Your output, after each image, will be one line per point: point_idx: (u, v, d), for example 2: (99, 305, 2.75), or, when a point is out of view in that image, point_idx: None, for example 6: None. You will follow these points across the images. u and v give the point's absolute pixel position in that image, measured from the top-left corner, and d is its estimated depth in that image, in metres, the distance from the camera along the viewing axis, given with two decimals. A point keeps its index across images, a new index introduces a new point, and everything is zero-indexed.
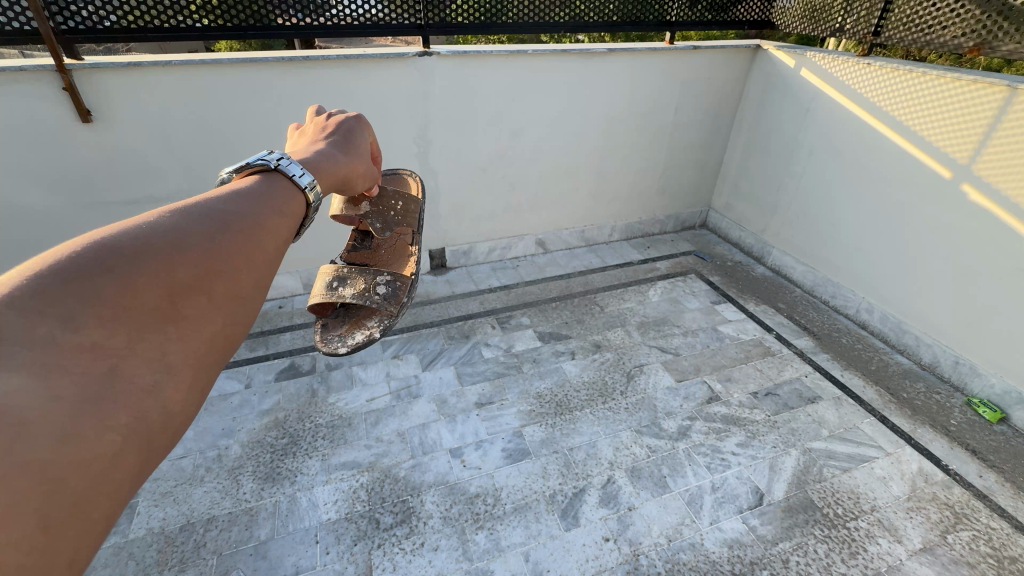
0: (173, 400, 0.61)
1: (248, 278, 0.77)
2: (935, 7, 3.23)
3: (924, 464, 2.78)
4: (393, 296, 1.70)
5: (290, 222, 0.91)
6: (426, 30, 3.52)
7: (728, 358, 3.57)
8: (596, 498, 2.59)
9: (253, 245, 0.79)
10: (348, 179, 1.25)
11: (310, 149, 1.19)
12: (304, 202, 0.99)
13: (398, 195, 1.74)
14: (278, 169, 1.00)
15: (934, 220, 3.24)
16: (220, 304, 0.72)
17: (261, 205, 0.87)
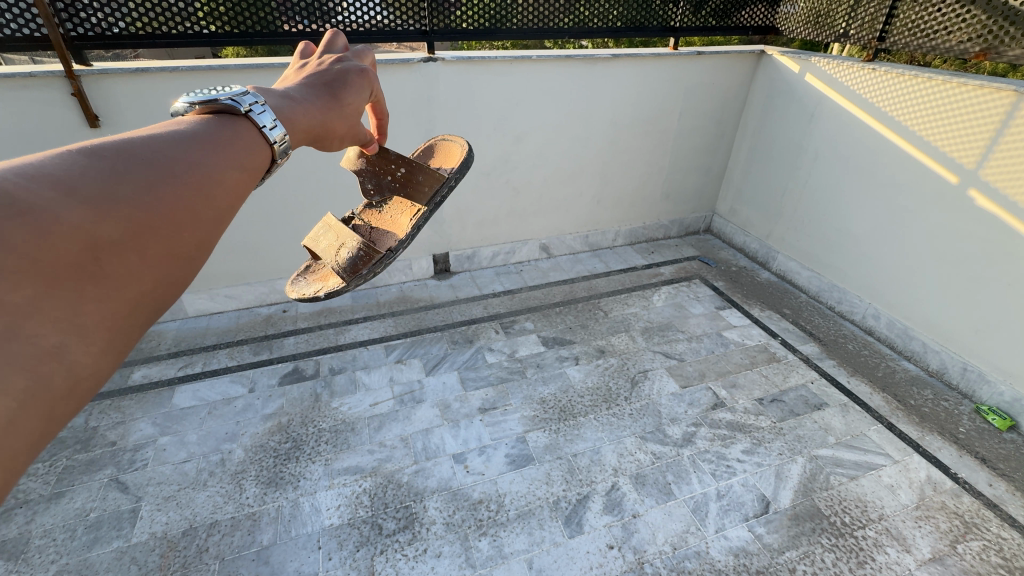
0: (83, 363, 0.53)
1: (191, 236, 0.68)
2: (941, 12, 3.22)
3: (933, 472, 2.75)
4: (350, 265, 1.47)
5: (251, 180, 0.81)
6: (430, 35, 3.54)
7: (733, 364, 3.54)
8: (600, 504, 2.57)
9: (200, 201, 0.70)
10: (324, 136, 1.11)
11: (287, 92, 1.04)
12: (271, 155, 0.89)
13: (401, 159, 1.49)
14: (248, 116, 0.88)
15: (940, 225, 3.22)
16: (151, 262, 0.62)
17: (218, 155, 0.77)
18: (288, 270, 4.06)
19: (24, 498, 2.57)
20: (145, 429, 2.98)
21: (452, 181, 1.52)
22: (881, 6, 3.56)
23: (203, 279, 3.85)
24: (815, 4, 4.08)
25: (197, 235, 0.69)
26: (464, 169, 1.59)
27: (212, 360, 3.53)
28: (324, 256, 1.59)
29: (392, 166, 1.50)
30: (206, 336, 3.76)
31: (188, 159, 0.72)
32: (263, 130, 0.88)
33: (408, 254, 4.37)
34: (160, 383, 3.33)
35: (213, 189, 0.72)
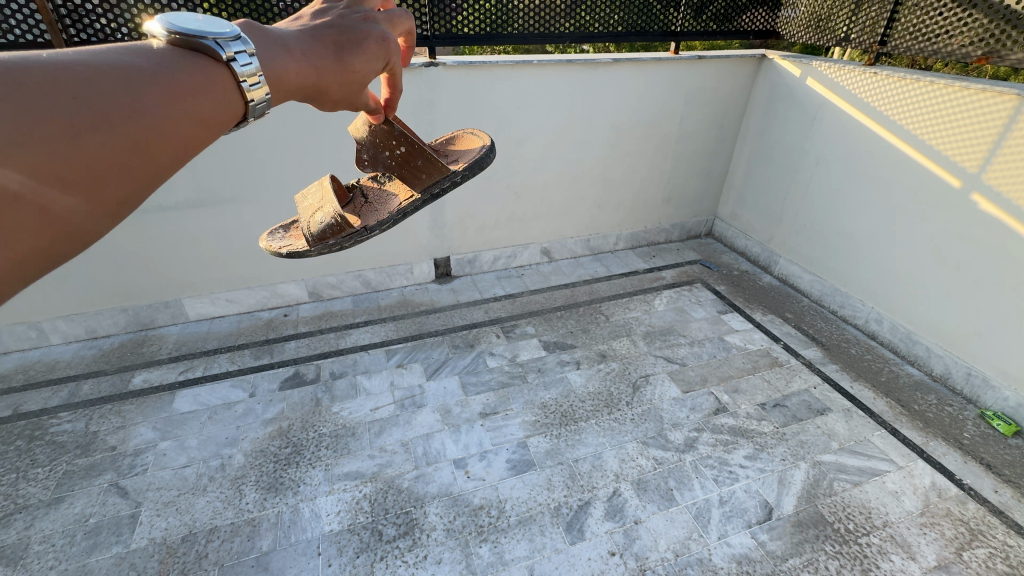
0: None
1: (114, 194, 0.59)
2: (942, 16, 3.22)
3: (937, 478, 2.73)
4: (319, 230, 1.30)
5: (211, 132, 0.70)
6: (431, 40, 3.54)
7: (735, 368, 3.53)
8: (602, 510, 2.55)
9: (138, 159, 0.59)
10: (313, 99, 0.94)
11: (281, 37, 0.84)
12: (243, 111, 0.75)
13: (405, 138, 1.34)
14: (227, 67, 0.72)
15: (941, 228, 3.21)
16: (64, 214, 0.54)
17: (181, 101, 0.64)
18: (289, 274, 4.07)
19: (24, 503, 2.56)
20: (145, 433, 2.98)
21: (456, 176, 1.35)
22: (882, 10, 3.56)
23: (204, 283, 3.86)
24: (815, 8, 4.08)
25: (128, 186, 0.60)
26: (477, 169, 1.40)
27: (213, 365, 3.53)
28: (301, 212, 1.44)
29: (393, 142, 1.35)
30: (207, 341, 3.77)
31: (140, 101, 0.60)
32: (242, 86, 0.73)
33: (410, 257, 4.37)
34: (161, 387, 3.33)
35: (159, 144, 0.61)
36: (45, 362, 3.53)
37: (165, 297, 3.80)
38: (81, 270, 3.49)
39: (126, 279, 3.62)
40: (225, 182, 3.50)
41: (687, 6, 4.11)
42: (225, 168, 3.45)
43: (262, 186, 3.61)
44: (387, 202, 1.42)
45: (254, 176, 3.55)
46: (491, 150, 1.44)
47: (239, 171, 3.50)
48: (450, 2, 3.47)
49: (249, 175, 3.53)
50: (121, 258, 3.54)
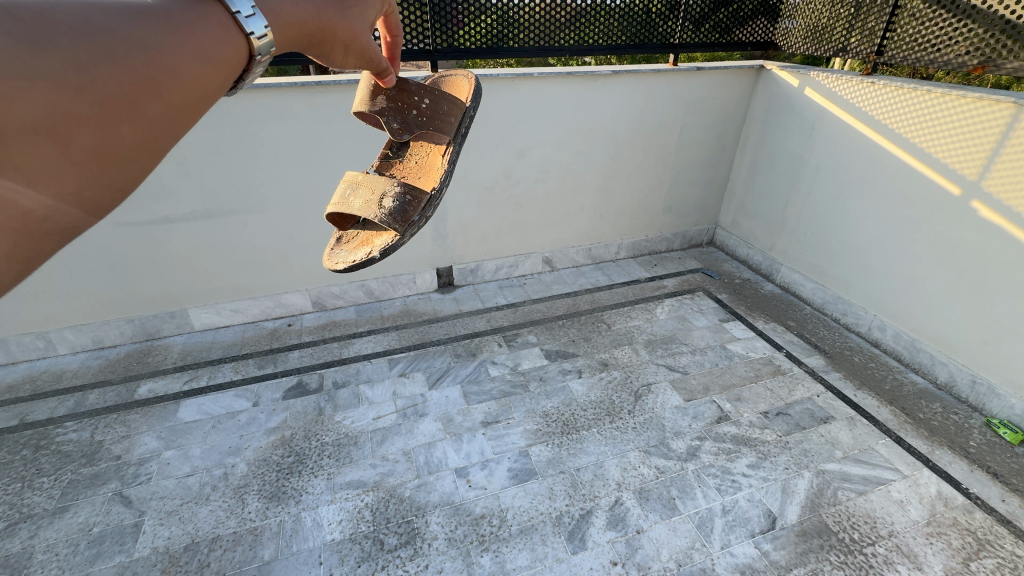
0: None
1: (130, 135, 0.57)
2: (939, 26, 3.26)
3: (943, 487, 2.70)
4: (399, 212, 1.32)
5: (222, 78, 0.66)
6: (434, 55, 3.61)
7: (737, 377, 3.52)
8: (604, 519, 2.54)
9: (151, 94, 0.57)
10: (316, 51, 0.88)
11: None
12: (247, 50, 0.69)
13: (423, 89, 1.38)
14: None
15: (941, 237, 3.22)
16: (63, 170, 0.51)
17: (182, 36, 0.61)
18: (292, 285, 4.10)
19: (29, 512, 2.58)
20: (150, 442, 3.00)
21: (472, 110, 1.47)
22: (880, 21, 3.61)
23: (209, 293, 3.90)
24: (813, 20, 4.13)
25: (138, 138, 0.58)
26: (478, 98, 1.53)
27: (218, 374, 3.56)
28: (358, 212, 1.38)
29: (414, 98, 1.38)
30: (211, 350, 3.80)
31: (142, 40, 0.57)
32: (235, 16, 0.67)
33: (412, 267, 4.41)
34: (165, 397, 3.36)
35: (170, 85, 0.59)
36: (52, 372, 3.57)
37: (171, 308, 3.84)
38: (88, 281, 3.55)
39: (133, 290, 3.67)
40: (231, 194, 3.56)
41: (686, 18, 4.16)
42: (231, 180, 3.51)
43: (268, 198, 3.66)
44: (432, 167, 1.46)
45: (260, 188, 3.61)
46: (476, 78, 1.55)
47: (245, 183, 3.56)
48: (452, 17, 3.54)
49: (255, 188, 3.59)
50: (128, 270, 3.59)
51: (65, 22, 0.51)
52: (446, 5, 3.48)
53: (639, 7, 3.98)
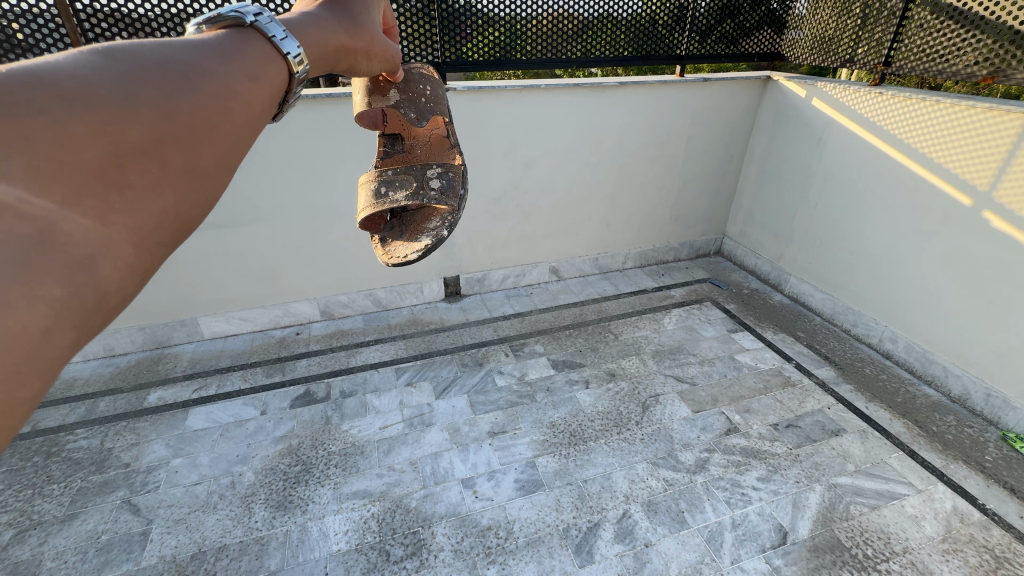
0: (110, 274, 0.43)
1: (213, 151, 0.54)
2: (947, 36, 3.26)
3: (958, 502, 2.65)
4: (448, 187, 1.38)
5: (279, 93, 0.65)
6: (442, 67, 3.66)
7: (746, 388, 3.48)
8: (611, 532, 2.51)
9: (227, 105, 0.56)
10: (342, 65, 0.91)
11: (307, 14, 0.79)
12: (286, 71, 0.67)
13: (424, 77, 1.41)
14: (254, 27, 0.67)
15: (954, 248, 3.18)
16: (163, 189, 0.49)
17: (238, 59, 0.61)
18: (301, 293, 4.13)
19: (38, 519, 2.60)
20: (159, 450, 3.02)
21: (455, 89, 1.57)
22: (886, 32, 3.62)
23: (219, 302, 3.94)
24: (820, 30, 4.15)
25: (219, 153, 0.55)
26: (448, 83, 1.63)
27: (226, 383, 3.58)
28: (405, 202, 1.39)
29: (420, 87, 1.40)
30: (220, 359, 3.83)
31: (208, 63, 0.57)
32: (272, 41, 0.67)
33: (420, 276, 4.43)
34: (175, 405, 3.38)
35: (238, 98, 0.58)
36: (64, 379, 3.60)
37: (182, 316, 3.88)
38: None
39: (144, 298, 3.71)
40: (241, 204, 3.61)
41: (692, 30, 4.19)
42: (242, 191, 3.56)
43: (278, 208, 3.71)
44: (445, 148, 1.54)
45: (270, 198, 3.66)
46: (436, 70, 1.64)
47: (255, 193, 3.61)
48: (461, 30, 3.59)
49: (265, 198, 3.64)
50: None
51: (145, 60, 0.53)
52: (454, 17, 3.53)
53: (645, 19, 4.02)
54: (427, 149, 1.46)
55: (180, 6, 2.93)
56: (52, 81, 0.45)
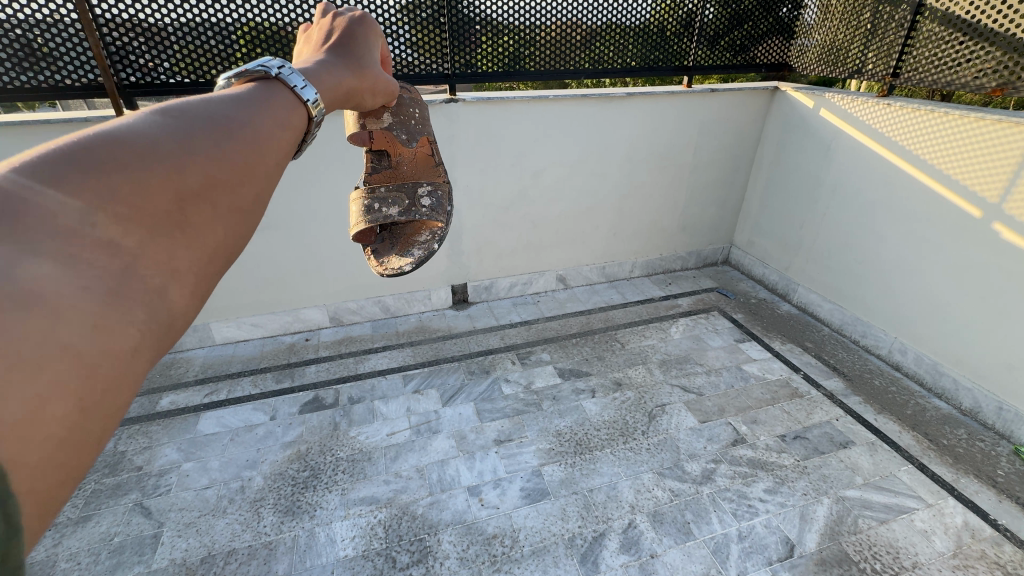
0: (177, 301, 0.50)
1: (254, 188, 0.61)
2: (955, 47, 3.26)
3: (970, 517, 2.62)
4: (436, 205, 1.41)
5: (296, 131, 0.72)
6: (452, 79, 3.72)
7: (754, 399, 3.47)
8: (616, 542, 2.51)
9: (260, 149, 0.63)
10: (351, 105, 0.98)
11: (321, 64, 0.88)
12: (305, 115, 0.76)
13: (413, 99, 1.39)
14: (277, 79, 0.76)
15: (964, 258, 3.16)
16: (215, 224, 0.56)
17: (267, 107, 0.69)
18: (310, 300, 4.19)
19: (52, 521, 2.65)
20: (170, 454, 3.06)
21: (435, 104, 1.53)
22: (895, 42, 3.62)
23: (230, 308, 4.00)
24: (829, 39, 4.16)
25: (259, 190, 0.62)
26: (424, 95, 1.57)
27: (237, 388, 3.63)
28: (398, 218, 1.41)
29: (409, 109, 1.37)
30: (231, 364, 3.89)
31: (243, 112, 0.65)
32: (293, 90, 0.76)
33: (427, 284, 4.47)
34: (186, 409, 3.43)
35: (269, 139, 0.65)
36: None
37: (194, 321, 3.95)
38: None
39: None
40: None
41: (701, 37, 4.21)
42: None
43: (289, 216, 3.78)
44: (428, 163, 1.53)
45: (282, 206, 3.73)
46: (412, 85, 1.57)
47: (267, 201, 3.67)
48: (470, 39, 3.65)
49: (277, 206, 3.71)
50: None
51: (198, 115, 0.61)
52: (464, 27, 3.59)
53: (654, 27, 4.05)
54: (413, 166, 1.48)
55: (197, 12, 3.03)
56: (127, 139, 0.54)
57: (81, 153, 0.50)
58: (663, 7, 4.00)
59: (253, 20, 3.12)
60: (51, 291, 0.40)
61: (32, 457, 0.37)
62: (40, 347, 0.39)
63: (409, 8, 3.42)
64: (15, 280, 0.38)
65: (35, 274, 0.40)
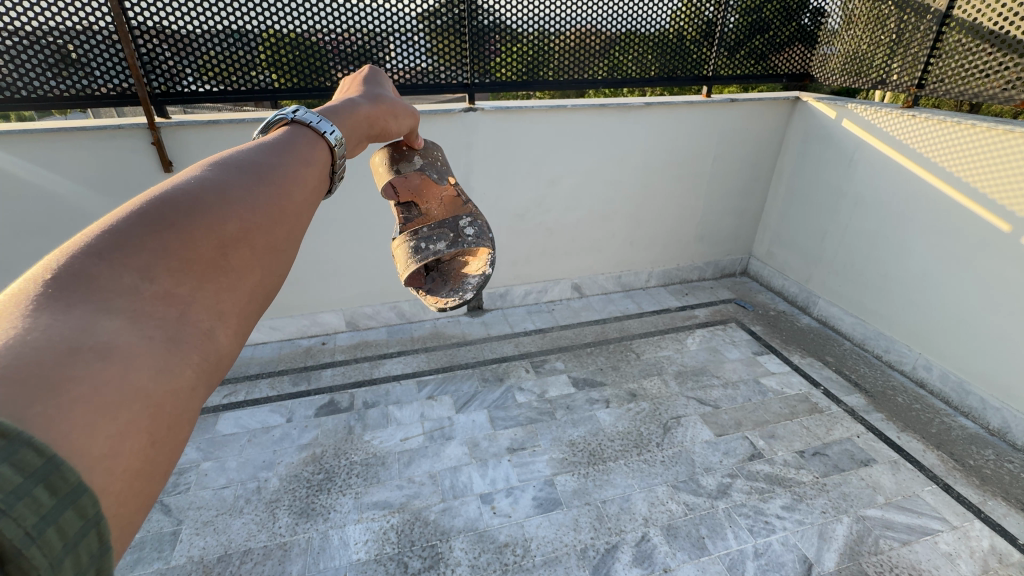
0: (225, 336, 0.55)
1: (285, 228, 0.68)
2: (983, 58, 3.20)
3: (997, 541, 2.53)
4: (480, 232, 1.42)
5: (318, 172, 0.82)
6: (471, 88, 3.77)
7: (772, 413, 3.41)
8: (629, 556, 2.49)
9: (290, 193, 0.71)
10: (376, 130, 1.12)
11: (352, 102, 1.04)
12: (329, 150, 0.88)
13: (434, 144, 1.54)
14: (297, 122, 0.89)
15: (995, 273, 3.07)
16: (256, 264, 0.62)
17: (289, 156, 0.78)
18: (328, 304, 4.24)
19: None
20: (190, 453, 3.12)
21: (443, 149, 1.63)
22: (921, 51, 3.56)
23: None
24: (853, 48, 4.10)
25: (289, 229, 0.69)
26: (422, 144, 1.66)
27: (255, 390, 3.70)
28: (448, 252, 1.37)
29: (433, 153, 1.51)
30: (250, 365, 3.96)
31: (271, 163, 0.74)
32: (317, 130, 0.88)
33: None
34: (206, 410, 3.50)
35: (294, 186, 0.73)
36: None
37: None
38: None
39: None
40: None
41: (721, 45, 4.20)
42: None
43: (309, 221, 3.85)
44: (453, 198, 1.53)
45: None
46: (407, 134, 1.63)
47: None
48: (488, 46, 3.69)
49: None
50: None
51: (231, 170, 0.69)
52: (483, 35, 3.64)
53: (673, 36, 4.05)
54: (445, 203, 1.46)
55: (225, 23, 3.13)
56: (177, 198, 0.60)
57: (138, 216, 0.57)
58: (682, 16, 4.01)
59: (277, 30, 3.24)
60: (121, 340, 0.46)
61: (114, 486, 0.41)
62: (116, 389, 0.43)
63: (428, 16, 3.48)
64: (93, 337, 0.45)
65: (107, 329, 0.46)
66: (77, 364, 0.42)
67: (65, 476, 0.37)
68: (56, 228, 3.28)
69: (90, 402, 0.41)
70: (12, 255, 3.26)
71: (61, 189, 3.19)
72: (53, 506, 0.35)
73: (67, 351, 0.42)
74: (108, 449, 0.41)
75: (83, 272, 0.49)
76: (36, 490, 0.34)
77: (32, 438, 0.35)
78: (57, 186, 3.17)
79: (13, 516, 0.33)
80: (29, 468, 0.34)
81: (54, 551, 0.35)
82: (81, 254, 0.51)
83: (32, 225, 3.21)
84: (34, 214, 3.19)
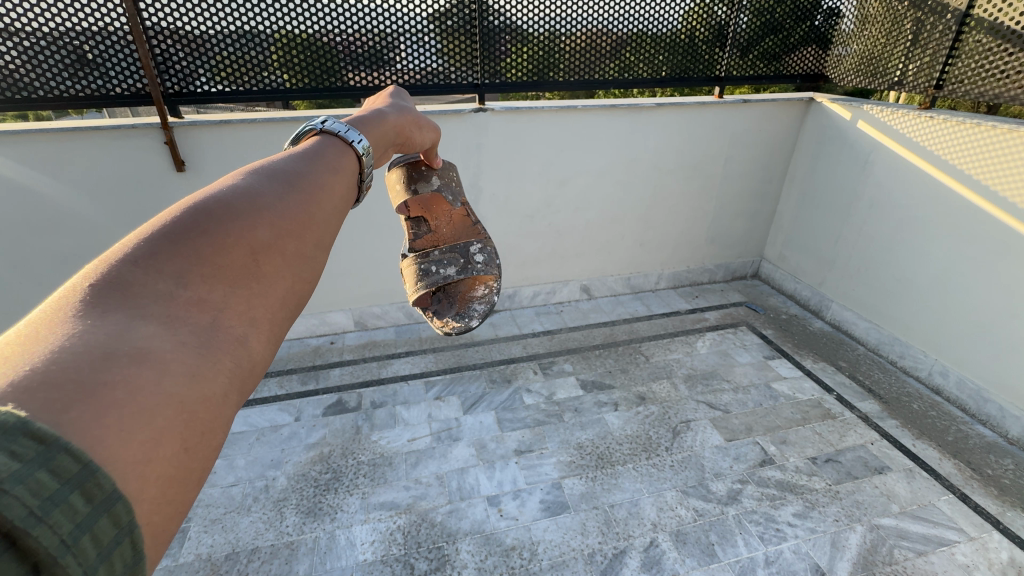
0: (258, 344, 0.53)
1: (315, 235, 0.67)
2: (1004, 57, 3.13)
3: (1016, 553, 2.47)
4: (489, 259, 1.43)
5: (347, 180, 0.81)
6: (481, 88, 3.76)
7: (783, 419, 3.36)
8: (637, 562, 2.46)
9: (319, 200, 0.70)
10: (401, 140, 1.12)
11: (379, 112, 1.04)
12: (357, 159, 0.87)
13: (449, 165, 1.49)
14: (323, 130, 0.89)
15: (1010, 277, 2.98)
16: (288, 270, 0.61)
17: (318, 164, 0.77)
18: (337, 304, 4.25)
19: None
20: None
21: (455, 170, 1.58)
22: (938, 51, 3.50)
23: None
24: (868, 48, 4.03)
25: (319, 237, 0.68)
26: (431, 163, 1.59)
27: (264, 389, 3.71)
28: (456, 278, 1.39)
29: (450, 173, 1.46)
30: None
31: (301, 171, 0.74)
32: (344, 137, 0.87)
33: None
34: None
35: (324, 194, 0.73)
36: None
37: None
38: None
39: None
40: None
41: (733, 46, 4.15)
42: None
43: None
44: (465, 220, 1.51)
45: None
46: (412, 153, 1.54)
47: None
48: (499, 47, 3.68)
49: None
50: None
51: (262, 177, 0.69)
52: (493, 36, 3.63)
53: (684, 36, 4.01)
54: (455, 226, 1.45)
55: (237, 24, 3.15)
56: (210, 204, 0.60)
57: (172, 223, 0.56)
58: (694, 16, 3.97)
59: (289, 30, 3.26)
60: (156, 345, 0.45)
61: (150, 490, 0.40)
62: (152, 393, 0.42)
63: (439, 16, 3.47)
64: (128, 342, 0.44)
65: (143, 333, 0.45)
66: (113, 368, 0.42)
67: (100, 482, 0.36)
68: (70, 227, 3.31)
69: (128, 407, 0.40)
70: (28, 252, 3.32)
71: (76, 188, 3.22)
72: (89, 513, 0.35)
73: (104, 356, 0.42)
74: (143, 455, 0.40)
75: (120, 279, 0.49)
76: (72, 496, 0.35)
77: (69, 444, 0.35)
78: (72, 185, 3.20)
79: (50, 524, 0.33)
80: (66, 474, 0.35)
81: (89, 558, 0.35)
82: (119, 261, 0.51)
83: (47, 223, 3.25)
84: (49, 212, 3.23)
